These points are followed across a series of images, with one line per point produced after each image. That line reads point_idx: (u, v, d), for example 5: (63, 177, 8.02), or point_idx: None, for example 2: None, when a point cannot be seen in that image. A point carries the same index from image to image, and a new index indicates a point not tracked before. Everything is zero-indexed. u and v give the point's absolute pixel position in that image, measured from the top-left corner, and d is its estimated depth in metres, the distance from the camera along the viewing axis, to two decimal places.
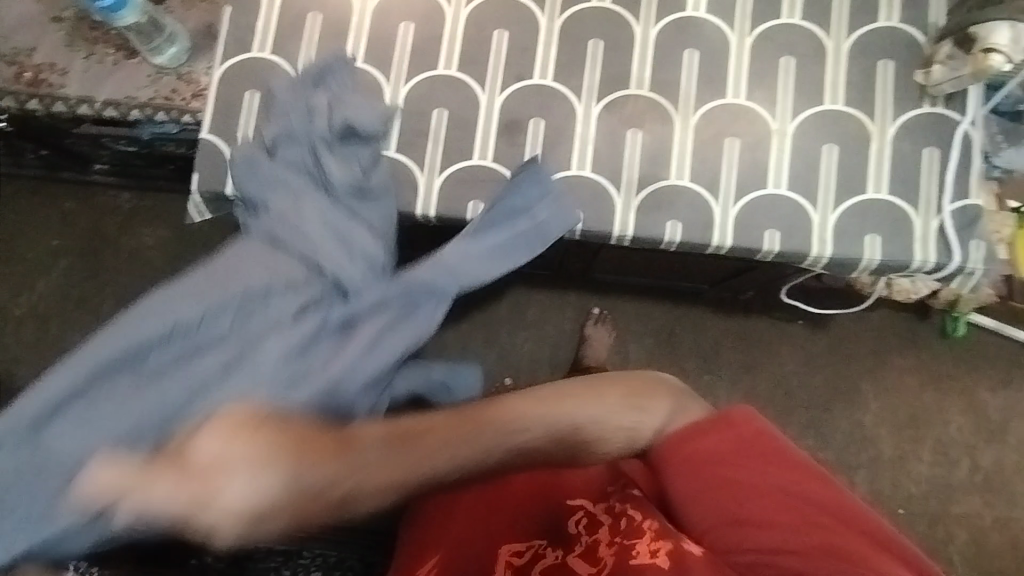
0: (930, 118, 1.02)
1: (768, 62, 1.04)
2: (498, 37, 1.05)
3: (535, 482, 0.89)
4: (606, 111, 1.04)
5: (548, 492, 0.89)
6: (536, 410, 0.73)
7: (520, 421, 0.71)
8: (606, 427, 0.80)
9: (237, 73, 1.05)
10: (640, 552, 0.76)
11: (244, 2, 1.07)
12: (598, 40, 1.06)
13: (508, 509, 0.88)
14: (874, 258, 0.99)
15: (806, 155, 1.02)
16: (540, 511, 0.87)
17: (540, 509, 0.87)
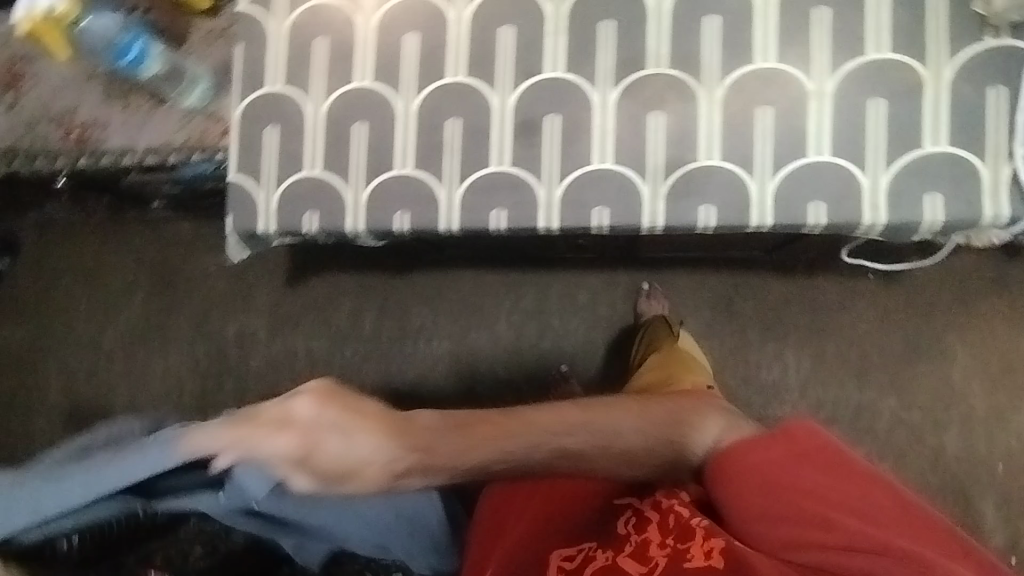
0: (994, 52, 0.90)
1: (799, 16, 0.95)
2: (504, 34, 1.01)
3: (577, 486, 0.95)
4: (624, 97, 0.98)
5: (593, 496, 0.96)
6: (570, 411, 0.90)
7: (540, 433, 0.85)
8: (639, 447, 0.93)
9: (255, 109, 1.06)
10: (693, 556, 0.83)
11: (253, 38, 1.08)
12: (608, 21, 1.00)
13: (563, 517, 0.93)
14: (937, 220, 0.90)
15: (849, 115, 0.93)
16: (587, 524, 0.93)
17: (589, 519, 0.93)
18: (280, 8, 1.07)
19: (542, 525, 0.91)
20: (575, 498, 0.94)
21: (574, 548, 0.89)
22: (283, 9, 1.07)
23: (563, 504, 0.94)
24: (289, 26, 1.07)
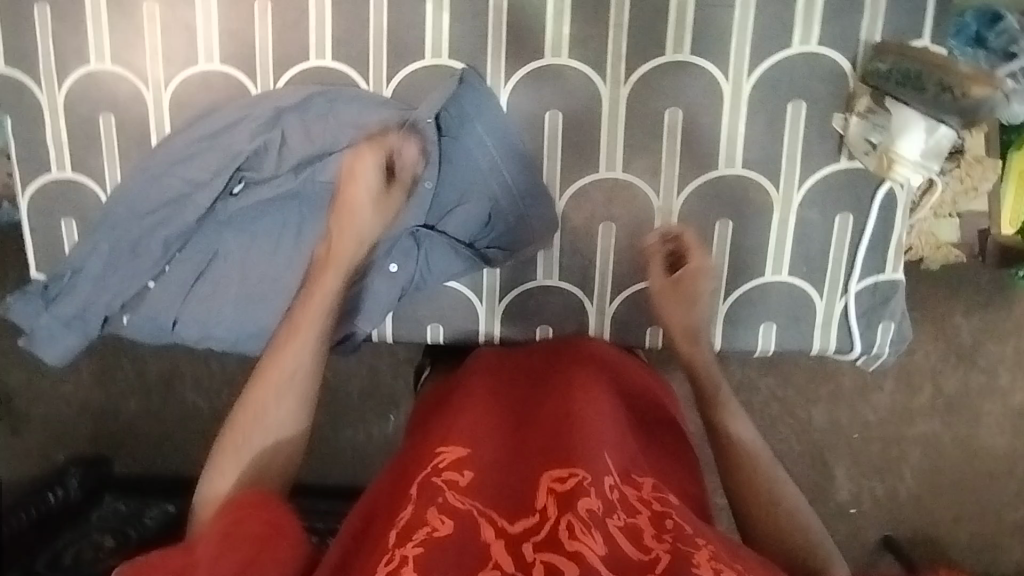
0: (849, 174, 0.83)
1: (650, 118, 0.84)
2: None
3: (585, 400, 0.70)
4: None
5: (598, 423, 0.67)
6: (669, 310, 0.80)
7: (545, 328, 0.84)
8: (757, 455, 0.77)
9: (46, 199, 0.93)
10: (700, 564, 0.58)
11: (26, 112, 0.90)
12: None
13: (547, 439, 0.66)
14: (768, 347, 0.89)
15: (694, 236, 0.87)
16: (588, 443, 0.64)
17: (590, 442, 0.64)
18: (49, 75, 0.89)
19: (523, 437, 0.68)
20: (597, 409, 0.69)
21: (567, 470, 0.62)
22: (53, 76, 0.89)
23: (544, 425, 0.68)
24: (64, 99, 0.90)
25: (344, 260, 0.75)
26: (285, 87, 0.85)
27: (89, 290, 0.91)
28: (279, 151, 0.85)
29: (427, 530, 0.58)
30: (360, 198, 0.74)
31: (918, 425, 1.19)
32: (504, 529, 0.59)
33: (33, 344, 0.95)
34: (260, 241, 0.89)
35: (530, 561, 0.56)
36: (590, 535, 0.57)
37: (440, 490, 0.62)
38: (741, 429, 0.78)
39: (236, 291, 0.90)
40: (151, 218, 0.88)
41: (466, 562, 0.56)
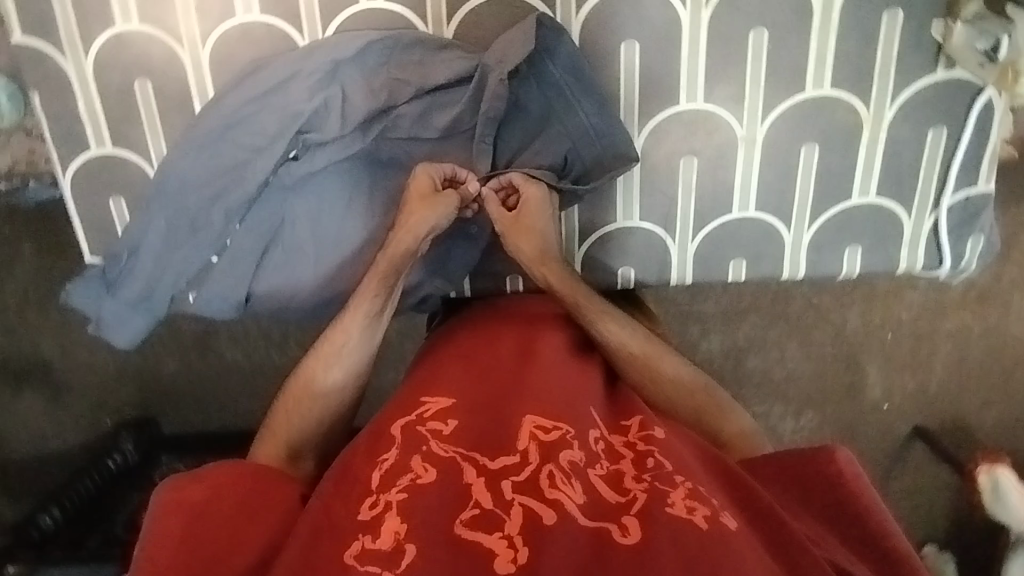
0: (945, 85, 0.79)
1: (732, 40, 0.78)
2: None
3: (556, 351, 0.74)
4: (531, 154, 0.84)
5: (578, 381, 0.70)
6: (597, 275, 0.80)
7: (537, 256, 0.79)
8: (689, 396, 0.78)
9: (90, 179, 0.87)
10: (673, 503, 0.57)
11: (52, 86, 0.83)
12: None
13: (515, 388, 0.68)
14: (853, 271, 0.88)
15: (780, 164, 0.83)
16: (571, 401, 0.67)
17: (575, 402, 0.67)
18: (72, 41, 0.81)
19: (499, 382, 0.69)
20: (578, 370, 0.73)
21: (552, 424, 0.63)
22: (78, 42, 0.81)
23: (513, 366, 0.71)
24: (93, 66, 0.82)
25: (400, 260, 0.78)
26: (341, 35, 0.79)
27: (149, 268, 0.87)
28: (340, 109, 0.80)
29: (411, 477, 0.58)
30: (423, 222, 0.77)
31: (950, 319, 1.16)
32: (485, 468, 0.59)
33: (100, 328, 0.90)
34: (339, 204, 0.84)
35: (510, 500, 0.56)
36: (571, 486, 0.58)
37: (425, 438, 0.62)
38: (617, 333, 0.77)
39: (315, 255, 0.86)
40: (209, 188, 0.83)
41: (447, 503, 0.56)
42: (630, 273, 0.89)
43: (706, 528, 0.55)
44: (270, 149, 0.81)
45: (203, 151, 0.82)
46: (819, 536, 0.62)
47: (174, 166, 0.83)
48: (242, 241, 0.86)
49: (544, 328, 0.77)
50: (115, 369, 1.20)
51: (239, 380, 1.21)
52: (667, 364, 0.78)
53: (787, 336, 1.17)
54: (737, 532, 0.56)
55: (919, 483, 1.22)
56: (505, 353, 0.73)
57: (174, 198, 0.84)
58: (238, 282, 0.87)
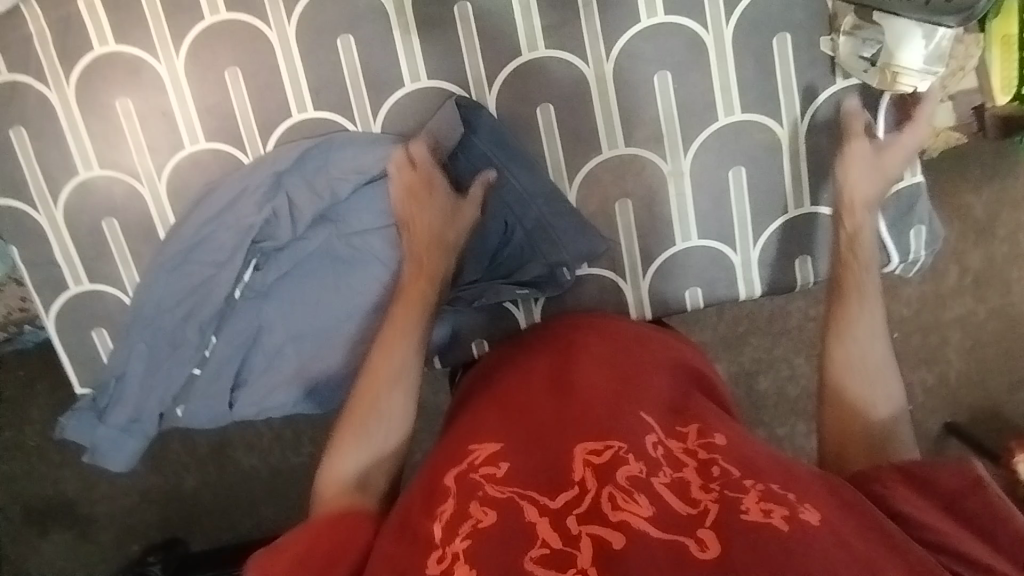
0: (848, 93, 0.83)
1: (640, 87, 0.84)
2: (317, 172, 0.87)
3: (596, 372, 0.72)
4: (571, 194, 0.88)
5: (622, 394, 0.68)
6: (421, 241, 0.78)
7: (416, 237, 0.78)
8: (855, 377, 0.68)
9: (70, 316, 0.92)
10: (749, 509, 0.55)
11: (28, 237, 0.89)
12: None
13: (561, 416, 0.67)
14: (808, 280, 0.89)
15: (711, 191, 0.87)
16: (618, 415, 0.66)
17: (621, 415, 0.65)
18: (41, 195, 0.88)
19: (544, 415, 0.68)
20: (622, 383, 0.70)
21: (602, 445, 0.62)
22: (46, 194, 0.88)
23: (554, 396, 0.70)
24: (63, 213, 0.89)
25: (432, 274, 0.77)
26: (279, 147, 0.86)
27: (136, 393, 0.89)
28: (290, 214, 0.85)
29: (473, 523, 0.57)
30: (429, 222, 0.77)
31: (952, 306, 1.17)
32: (547, 506, 0.57)
33: (95, 457, 0.92)
34: (309, 301, 0.88)
35: (576, 533, 0.54)
36: (636, 502, 0.56)
37: (480, 484, 0.61)
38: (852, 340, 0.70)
39: (294, 351, 0.89)
40: (179, 309, 0.86)
41: (513, 543, 0.55)
42: None
43: (789, 532, 0.53)
44: (237, 257, 0.85)
45: (170, 275, 0.86)
46: (939, 527, 0.56)
47: (145, 293, 0.87)
48: (221, 352, 0.88)
49: (580, 355, 0.75)
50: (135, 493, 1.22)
51: (256, 484, 1.23)
52: (846, 349, 0.69)
53: (793, 349, 1.17)
54: (821, 530, 0.53)
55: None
56: (541, 386, 0.72)
57: (146, 324, 0.87)
58: (222, 390, 0.89)
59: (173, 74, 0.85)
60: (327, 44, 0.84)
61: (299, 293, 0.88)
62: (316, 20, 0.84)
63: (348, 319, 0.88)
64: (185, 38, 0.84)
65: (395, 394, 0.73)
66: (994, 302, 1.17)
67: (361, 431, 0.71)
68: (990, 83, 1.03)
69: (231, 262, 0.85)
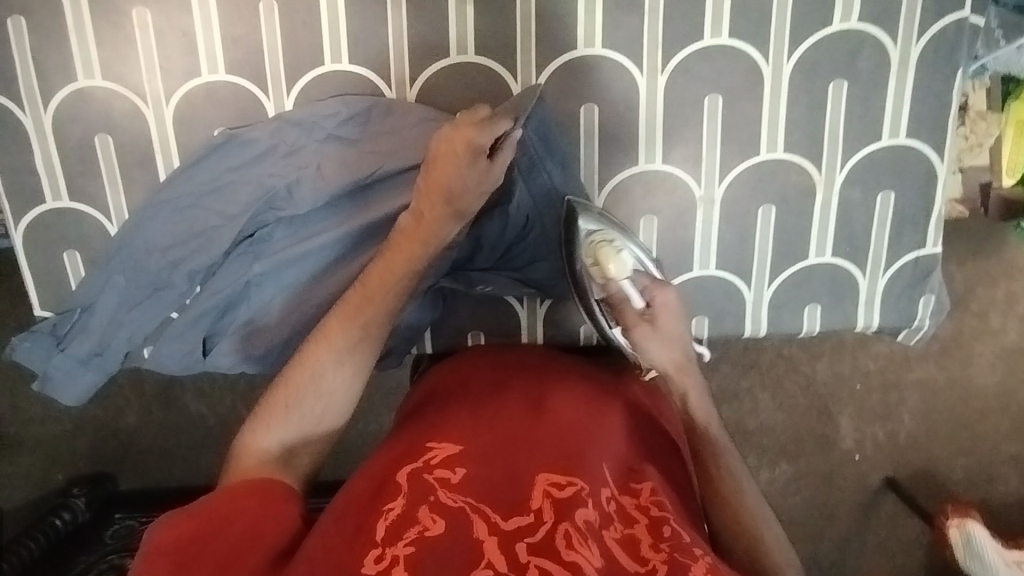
0: (890, 151, 0.82)
1: (689, 106, 0.81)
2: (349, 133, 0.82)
3: (574, 400, 0.71)
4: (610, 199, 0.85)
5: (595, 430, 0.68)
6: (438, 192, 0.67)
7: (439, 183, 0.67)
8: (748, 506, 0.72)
9: (42, 233, 0.85)
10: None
11: (7, 138, 0.81)
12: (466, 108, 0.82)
13: (530, 437, 0.66)
14: (813, 328, 0.89)
15: (738, 224, 0.85)
16: (589, 452, 0.65)
17: (589, 451, 0.65)
18: (31, 95, 0.80)
19: (514, 431, 0.66)
20: (596, 416, 0.70)
21: (565, 478, 0.62)
22: (36, 96, 0.80)
23: (525, 415, 0.69)
24: (52, 121, 0.81)
25: (429, 237, 0.70)
26: (315, 104, 0.81)
27: (105, 324, 0.83)
28: (312, 176, 0.80)
29: (419, 530, 0.56)
30: (450, 181, 0.67)
31: (915, 369, 1.17)
32: (497, 527, 0.57)
33: (47, 386, 0.86)
34: (312, 266, 0.82)
35: (524, 562, 0.55)
36: (588, 548, 0.56)
37: (432, 487, 0.60)
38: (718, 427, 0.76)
39: (285, 315, 0.83)
40: (173, 252, 0.81)
41: (458, 558, 0.54)
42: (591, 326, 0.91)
43: None
44: (248, 209, 0.80)
45: (174, 213, 0.81)
46: None
47: (143, 226, 0.82)
48: (204, 303, 0.82)
49: (558, 381, 0.74)
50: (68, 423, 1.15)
51: (197, 436, 1.17)
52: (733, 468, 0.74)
53: (759, 387, 1.16)
54: None
55: (895, 536, 1.21)
56: (516, 401, 0.70)
57: (136, 259, 0.82)
58: (197, 338, 0.83)
59: None
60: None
61: (303, 257, 0.81)
62: None
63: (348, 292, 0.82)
64: None
65: (337, 371, 0.70)
66: (952, 372, 1.16)
67: (293, 400, 0.69)
68: (1000, 161, 1.09)
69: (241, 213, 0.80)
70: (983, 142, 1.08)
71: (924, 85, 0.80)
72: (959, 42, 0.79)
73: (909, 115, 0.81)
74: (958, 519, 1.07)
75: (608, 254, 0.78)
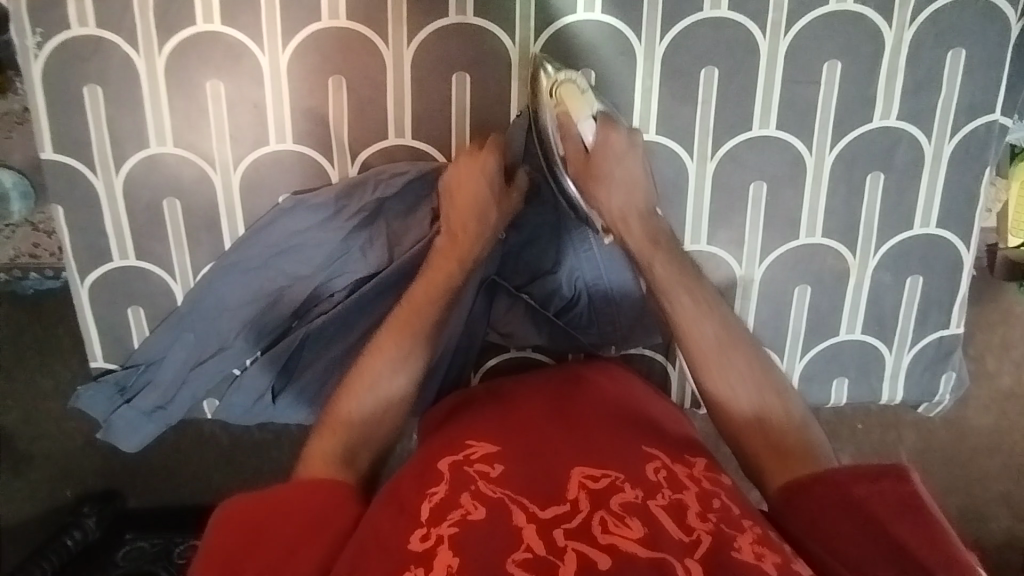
0: (921, 239, 0.87)
1: (734, 191, 0.86)
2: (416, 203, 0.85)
3: (604, 413, 0.74)
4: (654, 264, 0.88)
5: (625, 428, 0.71)
6: (471, 197, 0.77)
7: (466, 191, 0.77)
8: (745, 390, 0.70)
9: (106, 287, 0.89)
10: (742, 547, 0.56)
11: (78, 199, 0.85)
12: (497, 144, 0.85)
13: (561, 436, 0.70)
14: (840, 400, 0.94)
15: (775, 302, 0.90)
16: (622, 449, 0.68)
17: (620, 447, 0.68)
18: (104, 161, 0.84)
19: (548, 432, 0.71)
20: (629, 421, 0.73)
21: (600, 471, 0.64)
22: (109, 161, 0.84)
23: (558, 419, 0.73)
24: (123, 184, 0.85)
25: (465, 254, 0.77)
26: (383, 167, 0.83)
27: (169, 380, 0.91)
28: (379, 245, 0.85)
29: (462, 513, 0.60)
30: (472, 194, 0.77)
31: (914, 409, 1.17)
32: (536, 515, 0.60)
33: (110, 433, 0.93)
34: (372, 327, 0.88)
35: (562, 545, 0.57)
36: (627, 526, 0.58)
37: (473, 479, 0.64)
38: (696, 318, 0.73)
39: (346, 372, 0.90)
40: (241, 312, 0.88)
41: (498, 541, 0.57)
42: None
43: None
44: (312, 271, 0.86)
45: (242, 274, 0.87)
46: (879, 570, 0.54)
47: (213, 287, 0.87)
48: (270, 361, 0.89)
49: (588, 395, 0.77)
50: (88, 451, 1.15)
51: (216, 474, 1.18)
52: (715, 333, 0.72)
53: None
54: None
55: None
56: (545, 410, 0.75)
57: (204, 318, 0.89)
58: (265, 388, 0.91)
59: (275, 68, 0.81)
60: (441, 78, 0.82)
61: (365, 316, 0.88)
62: (435, 51, 0.81)
63: None
64: (295, 35, 0.80)
65: (389, 385, 0.74)
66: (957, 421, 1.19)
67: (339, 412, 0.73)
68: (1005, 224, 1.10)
69: (307, 277, 0.86)
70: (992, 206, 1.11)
71: (955, 179, 0.85)
72: (989, 141, 0.84)
73: (940, 205, 0.86)
74: None
75: (573, 97, 0.76)
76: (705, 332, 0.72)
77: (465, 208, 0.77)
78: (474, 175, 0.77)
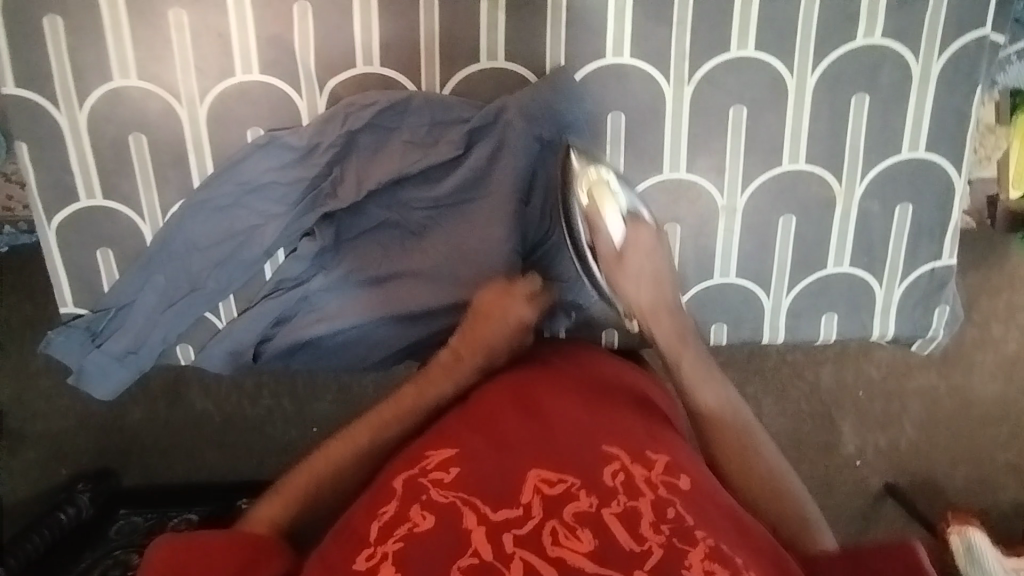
0: (910, 164, 0.84)
1: (714, 116, 0.83)
2: (388, 135, 0.83)
3: (569, 396, 0.66)
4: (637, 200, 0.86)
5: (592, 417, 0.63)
6: (487, 329, 0.75)
7: (480, 334, 0.75)
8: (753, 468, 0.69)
9: (73, 229, 0.87)
10: (691, 564, 0.52)
11: (43, 136, 0.83)
12: (473, 67, 0.82)
13: (522, 429, 0.62)
14: (829, 337, 0.91)
15: (759, 233, 0.87)
16: (581, 441, 0.61)
17: (580, 440, 0.61)
18: (67, 95, 0.82)
19: (508, 423, 0.63)
20: (600, 408, 0.65)
21: (557, 474, 0.58)
22: (72, 96, 0.82)
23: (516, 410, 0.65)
24: (87, 119, 0.83)
25: (461, 377, 0.73)
26: (354, 98, 0.82)
27: (140, 323, 0.88)
28: (354, 180, 0.83)
29: (409, 526, 0.55)
30: (490, 337, 0.75)
31: (916, 382, 1.12)
32: (487, 518, 0.55)
33: (80, 379, 0.90)
34: (352, 268, 0.86)
35: (510, 553, 0.52)
36: (577, 539, 0.53)
37: (425, 486, 0.58)
38: (705, 382, 0.73)
39: (326, 316, 0.86)
40: (212, 252, 0.85)
41: (447, 553, 0.53)
42: (612, 330, 0.92)
43: None
44: (288, 211, 0.84)
45: (214, 214, 0.85)
46: None
47: (182, 223, 0.85)
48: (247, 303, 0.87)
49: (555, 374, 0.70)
50: (68, 414, 1.13)
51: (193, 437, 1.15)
52: (721, 398, 0.72)
53: (763, 390, 1.11)
54: None
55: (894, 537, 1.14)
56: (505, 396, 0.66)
57: (172, 257, 0.87)
58: (238, 330, 0.87)
59: None
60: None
61: (343, 256, 0.86)
62: None
63: (382, 292, 0.85)
64: None
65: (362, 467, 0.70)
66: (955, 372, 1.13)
67: (313, 478, 0.69)
68: (1006, 171, 1.03)
69: (281, 215, 0.84)
70: (991, 155, 1.02)
71: (944, 101, 0.82)
72: (978, 60, 0.81)
73: (929, 129, 0.83)
74: (959, 527, 1.00)
75: (603, 194, 0.77)
76: (712, 391, 0.73)
77: (484, 346, 0.74)
78: (488, 318, 0.76)
